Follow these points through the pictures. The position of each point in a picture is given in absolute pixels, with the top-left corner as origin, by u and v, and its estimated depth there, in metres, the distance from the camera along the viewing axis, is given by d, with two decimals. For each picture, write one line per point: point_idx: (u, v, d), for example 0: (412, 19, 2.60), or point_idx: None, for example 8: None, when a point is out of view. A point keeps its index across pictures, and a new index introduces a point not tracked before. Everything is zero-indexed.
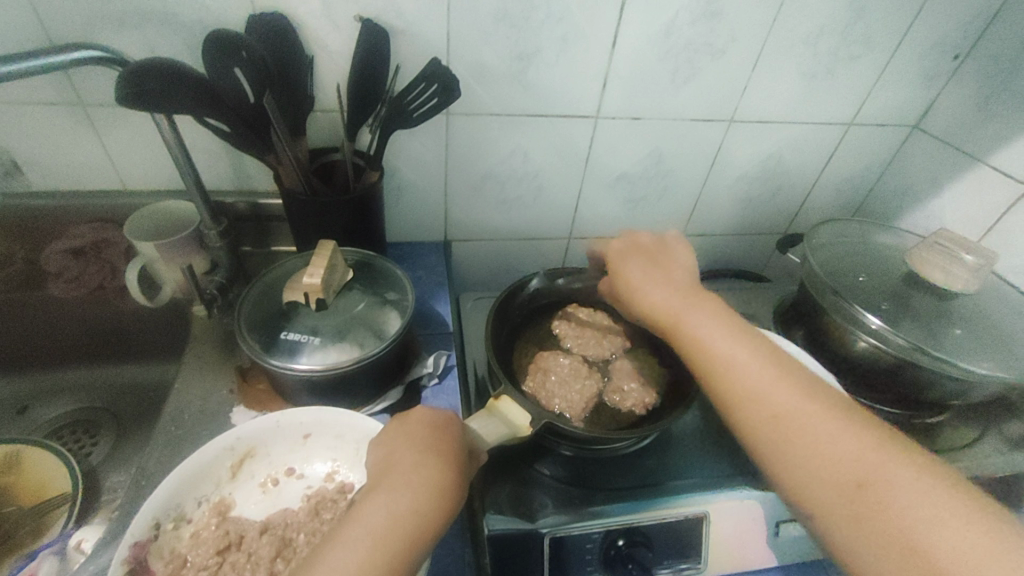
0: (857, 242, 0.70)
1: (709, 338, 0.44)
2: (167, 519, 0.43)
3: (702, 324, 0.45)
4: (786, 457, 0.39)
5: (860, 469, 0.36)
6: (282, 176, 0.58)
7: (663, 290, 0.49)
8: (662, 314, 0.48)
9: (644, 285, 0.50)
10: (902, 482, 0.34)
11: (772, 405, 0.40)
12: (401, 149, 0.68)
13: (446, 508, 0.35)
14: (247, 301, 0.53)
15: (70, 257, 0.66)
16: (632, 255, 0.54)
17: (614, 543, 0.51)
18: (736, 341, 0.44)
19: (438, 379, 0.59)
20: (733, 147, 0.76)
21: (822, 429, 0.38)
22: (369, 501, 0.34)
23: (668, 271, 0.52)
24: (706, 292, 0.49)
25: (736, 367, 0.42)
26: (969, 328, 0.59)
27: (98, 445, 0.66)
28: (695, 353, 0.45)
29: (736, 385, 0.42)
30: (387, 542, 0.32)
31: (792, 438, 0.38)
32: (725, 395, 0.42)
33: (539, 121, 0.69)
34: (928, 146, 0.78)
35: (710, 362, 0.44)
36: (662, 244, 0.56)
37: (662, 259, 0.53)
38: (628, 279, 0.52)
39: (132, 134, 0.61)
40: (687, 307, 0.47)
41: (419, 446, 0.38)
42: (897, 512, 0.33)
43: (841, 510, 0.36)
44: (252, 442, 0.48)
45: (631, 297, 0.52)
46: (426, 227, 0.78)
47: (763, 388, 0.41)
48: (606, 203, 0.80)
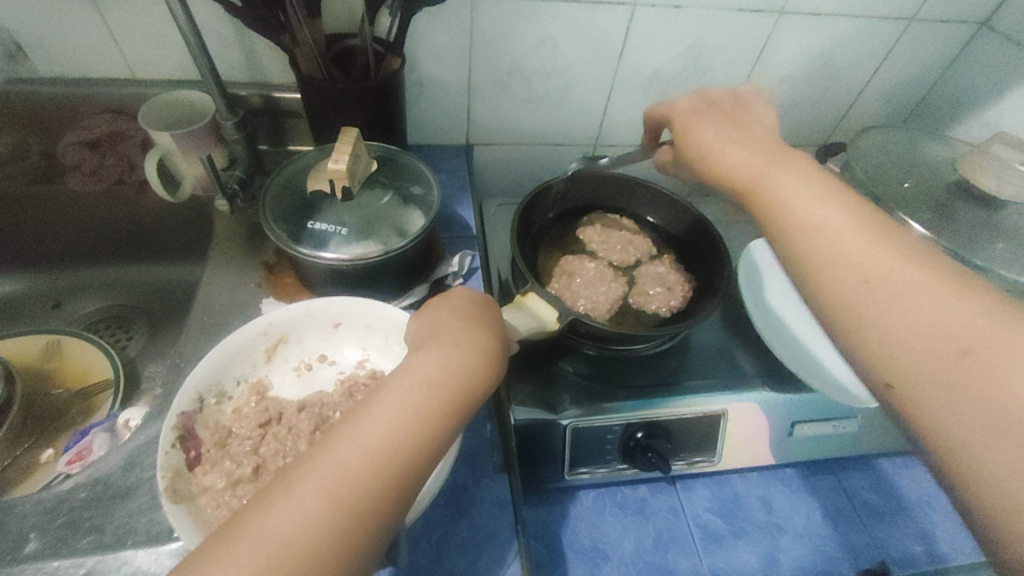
0: (903, 151, 0.66)
1: (797, 204, 0.42)
2: (209, 395, 0.45)
3: (791, 189, 0.43)
4: (867, 319, 0.36)
5: (961, 330, 0.33)
6: (299, 62, 0.55)
7: (745, 153, 0.47)
8: (743, 184, 0.46)
9: (721, 148, 0.49)
10: (1018, 345, 0.31)
11: (863, 267, 0.37)
12: (420, 38, 0.63)
13: (492, 369, 0.37)
14: (271, 192, 0.52)
15: (86, 150, 0.65)
16: (709, 120, 0.52)
17: (633, 435, 0.53)
18: (835, 209, 0.41)
19: (463, 279, 0.59)
20: (779, 44, 0.70)
21: (922, 289, 0.35)
22: (420, 356, 0.35)
23: (752, 139, 0.49)
24: (796, 156, 0.46)
25: (826, 234, 0.40)
26: (1015, 238, 0.57)
27: (134, 338, 0.69)
28: (780, 219, 0.43)
29: (819, 250, 0.40)
30: (441, 390, 0.34)
31: (882, 303, 0.36)
32: (809, 261, 0.40)
33: (571, 8, 0.63)
34: (996, 46, 0.71)
35: (794, 228, 0.41)
36: (739, 103, 0.54)
37: (738, 117, 0.52)
38: (701, 143, 0.50)
39: (136, 14, 0.57)
40: (772, 171, 0.45)
41: (463, 317, 0.39)
42: (999, 372, 0.30)
43: (931, 373, 0.33)
44: (284, 329, 0.49)
45: (705, 160, 0.50)
46: (447, 129, 0.75)
47: (857, 255, 0.38)
48: (637, 106, 0.76)
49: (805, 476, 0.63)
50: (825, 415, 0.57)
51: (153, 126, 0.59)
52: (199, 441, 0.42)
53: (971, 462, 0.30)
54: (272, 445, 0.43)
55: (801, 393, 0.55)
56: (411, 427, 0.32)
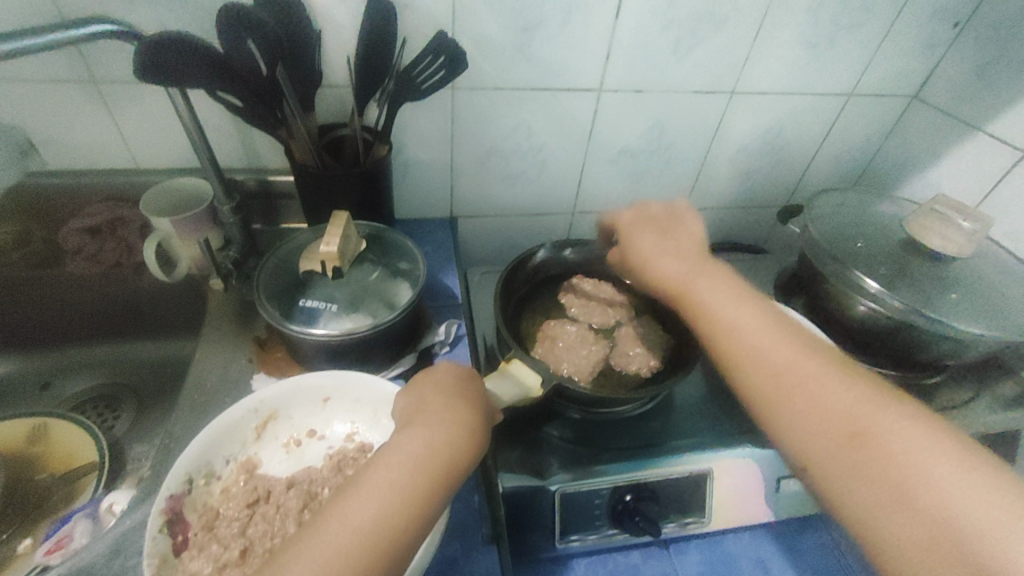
0: (857, 211, 0.72)
1: (718, 307, 0.47)
2: (198, 476, 0.45)
3: (710, 291, 0.48)
4: (782, 410, 0.41)
5: (855, 419, 0.37)
6: (294, 151, 0.59)
7: (675, 262, 0.52)
8: (671, 284, 0.51)
9: (656, 257, 0.53)
10: (894, 429, 0.36)
11: (772, 361, 0.42)
12: (407, 125, 0.69)
13: (475, 444, 0.38)
14: (265, 273, 0.55)
15: (88, 235, 0.67)
16: (647, 229, 0.57)
17: (621, 498, 0.54)
18: (748, 313, 0.46)
19: (450, 346, 0.61)
20: (734, 119, 0.77)
21: (819, 381, 0.40)
22: (405, 434, 0.37)
23: (677, 246, 0.54)
24: (715, 264, 0.51)
25: (743, 335, 0.44)
26: (964, 291, 0.61)
27: (121, 418, 0.68)
28: (705, 320, 0.47)
29: (740, 349, 0.44)
30: (426, 467, 0.35)
31: (792, 396, 0.40)
32: (731, 358, 0.44)
33: (543, 95, 0.69)
34: (928, 116, 0.78)
35: (717, 328, 0.46)
36: (674, 219, 0.58)
37: (675, 229, 0.56)
38: (640, 249, 0.55)
39: (144, 112, 0.62)
40: (695, 277, 0.50)
41: (448, 393, 0.40)
42: (888, 457, 0.35)
43: (836, 459, 0.37)
44: (274, 405, 0.50)
45: (642, 268, 0.54)
46: (433, 204, 0.79)
47: (768, 354, 0.43)
48: (609, 177, 0.81)
49: (796, 531, 0.63)
50: None
51: (154, 213, 0.63)
52: (186, 525, 0.42)
53: (878, 540, 0.34)
54: (260, 526, 0.43)
55: (782, 448, 0.57)
56: (398, 506, 0.33)
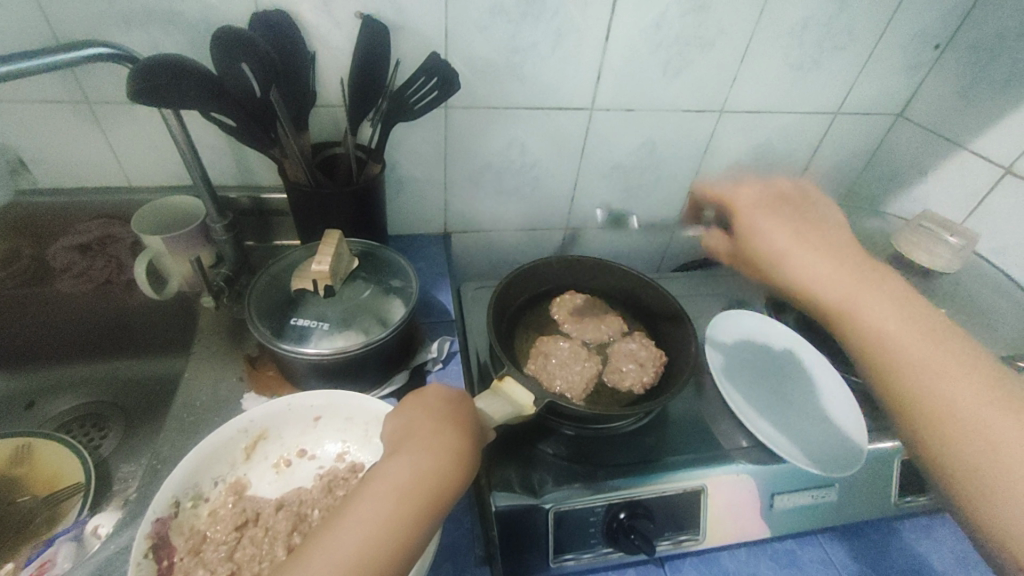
0: (846, 227, 0.73)
1: (888, 333, 0.42)
2: (185, 498, 0.44)
3: (895, 326, 0.42)
4: (1000, 489, 0.35)
5: None
6: (287, 169, 0.59)
7: (831, 268, 0.44)
8: (832, 302, 0.44)
9: (799, 255, 0.45)
10: None
11: (990, 430, 0.36)
12: (401, 143, 0.70)
13: (463, 470, 0.38)
14: (256, 291, 0.54)
15: (77, 253, 0.67)
16: (781, 215, 0.48)
17: (616, 515, 0.53)
18: (925, 341, 0.40)
19: (442, 364, 0.61)
20: (724, 136, 0.78)
21: None
22: (392, 461, 0.37)
23: (842, 255, 0.45)
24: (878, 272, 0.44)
25: (919, 366, 0.40)
26: (952, 306, 0.62)
27: (108, 437, 0.67)
28: (870, 345, 0.42)
29: (942, 406, 0.38)
30: (411, 496, 0.35)
31: (984, 445, 0.36)
32: (903, 394, 0.40)
33: (535, 114, 0.70)
34: (912, 134, 0.80)
35: (887, 358, 0.41)
36: (807, 197, 0.49)
37: (812, 217, 0.48)
38: (772, 247, 0.47)
39: (137, 131, 0.62)
40: (869, 299, 0.43)
41: (437, 417, 0.40)
42: None
43: None
44: (264, 425, 0.50)
45: (778, 269, 0.47)
46: (426, 220, 0.80)
47: (960, 400, 0.38)
48: (601, 194, 0.82)
49: (792, 548, 0.62)
50: (803, 485, 0.58)
51: (145, 231, 0.63)
52: (173, 549, 0.41)
53: None
54: (248, 549, 0.42)
55: (775, 463, 0.57)
56: (383, 536, 0.33)
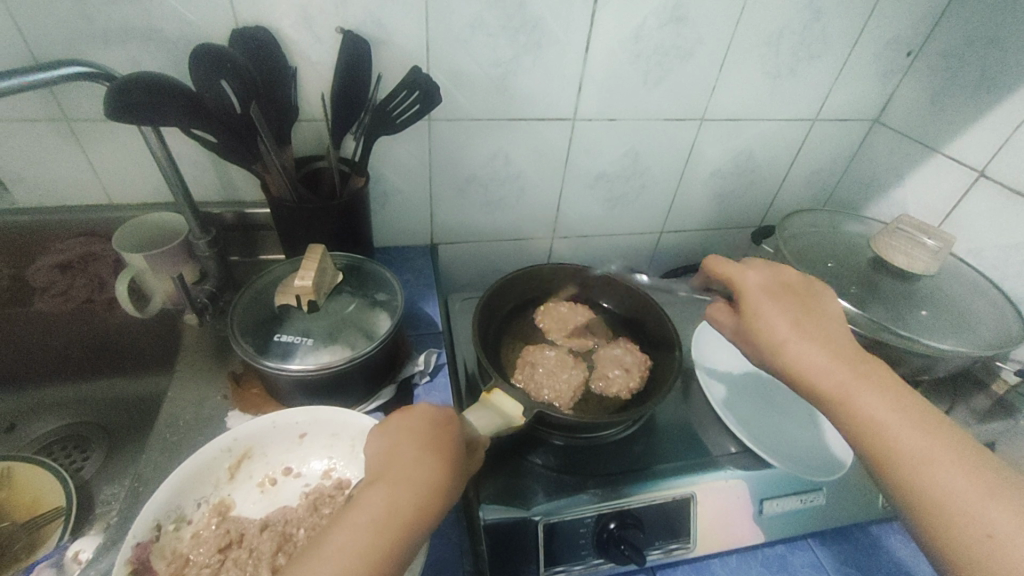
0: (826, 232, 0.74)
1: (894, 427, 0.38)
2: (167, 521, 0.43)
3: (887, 411, 0.39)
4: None
5: None
6: (269, 185, 0.59)
7: (824, 353, 0.43)
8: (824, 388, 0.42)
9: (798, 341, 0.44)
10: None
11: (986, 521, 0.34)
12: (385, 156, 0.70)
13: (438, 505, 0.37)
14: (240, 307, 0.54)
15: (58, 272, 0.66)
16: (783, 304, 0.47)
17: (606, 526, 0.53)
18: (928, 437, 0.38)
19: (430, 376, 0.61)
20: (705, 144, 0.79)
21: None
22: (370, 491, 0.37)
23: (830, 336, 0.44)
24: (875, 364, 0.42)
25: (930, 465, 0.37)
26: (932, 308, 0.63)
27: (90, 459, 0.66)
28: (872, 442, 0.39)
29: (938, 498, 0.36)
30: (386, 528, 0.35)
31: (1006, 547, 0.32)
32: (914, 497, 0.37)
33: (519, 125, 0.71)
34: (889, 138, 0.82)
35: (893, 455, 0.38)
36: (811, 289, 0.49)
37: (812, 307, 0.47)
38: (771, 332, 0.45)
39: (118, 148, 0.62)
40: (860, 383, 0.41)
41: (420, 442, 0.40)
42: None
43: None
44: (249, 444, 0.49)
45: (777, 354, 0.45)
46: (413, 232, 0.80)
47: (976, 506, 0.34)
48: (587, 202, 0.83)
49: (782, 554, 0.62)
50: (791, 489, 0.58)
51: (127, 249, 0.62)
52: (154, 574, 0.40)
53: None
54: (232, 571, 0.41)
55: (763, 467, 0.57)
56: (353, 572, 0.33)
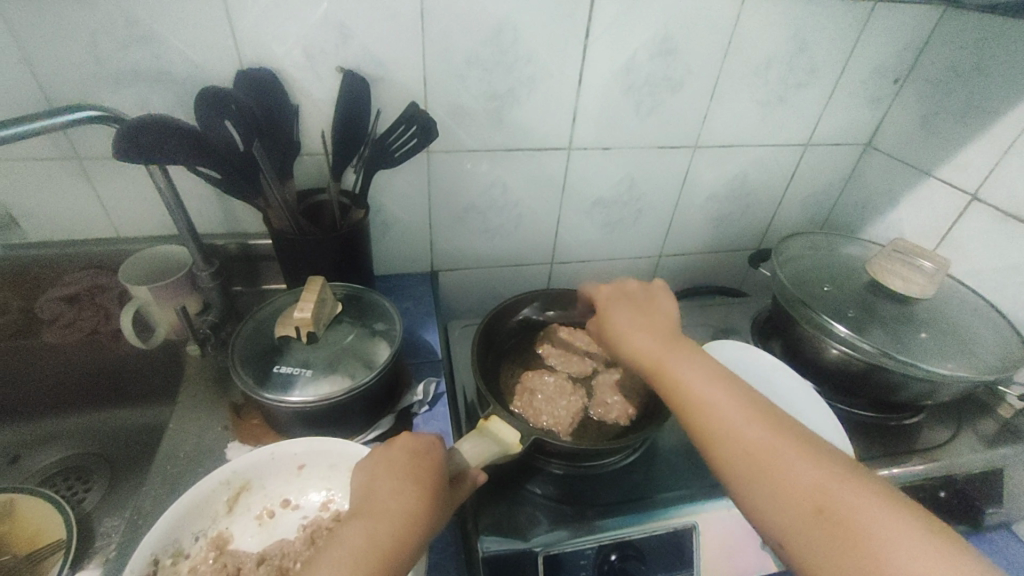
0: (823, 254, 0.75)
1: (686, 383, 0.47)
2: (165, 555, 0.43)
3: (688, 369, 0.48)
4: (758, 490, 0.40)
5: (826, 500, 0.38)
6: (272, 218, 0.61)
7: (646, 337, 0.52)
8: (647, 363, 0.51)
9: (633, 333, 0.53)
10: (867, 512, 0.36)
11: (745, 441, 0.42)
12: (386, 188, 0.72)
13: (416, 535, 0.38)
14: (240, 339, 0.55)
15: (65, 304, 0.68)
16: (624, 306, 0.58)
17: (607, 557, 0.52)
18: (711, 384, 0.47)
19: (429, 405, 0.61)
20: (700, 169, 0.81)
21: (794, 463, 0.40)
22: (350, 526, 0.37)
23: (654, 322, 0.54)
24: (685, 340, 0.52)
25: (718, 409, 0.45)
26: (931, 330, 0.63)
27: (92, 491, 0.66)
28: (677, 397, 0.47)
29: (717, 429, 0.44)
30: (362, 561, 0.35)
31: (759, 456, 0.41)
32: (707, 437, 0.44)
33: (515, 154, 0.73)
34: (882, 161, 0.83)
35: (692, 404, 0.46)
36: (649, 292, 0.59)
37: (648, 306, 0.57)
38: (614, 327, 0.55)
39: (126, 184, 0.64)
40: (668, 354, 0.50)
41: (399, 474, 0.40)
42: (860, 540, 0.35)
43: (814, 545, 0.37)
44: (248, 475, 0.50)
45: (620, 344, 0.54)
46: (413, 260, 0.81)
47: (738, 428, 0.43)
48: (584, 228, 0.84)
49: None
50: None
51: (131, 280, 0.64)
52: None
53: None
54: None
55: None
56: None
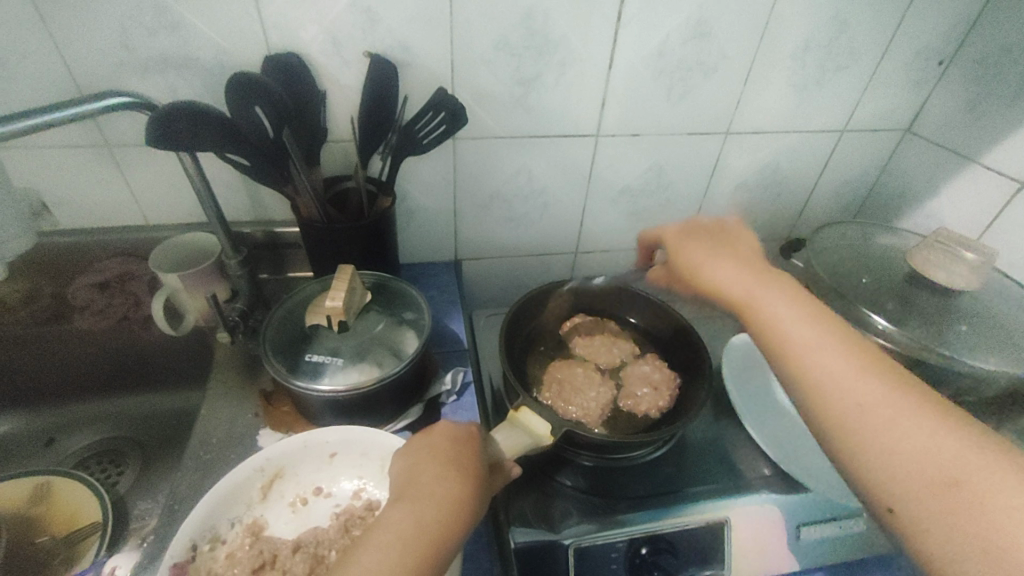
0: (859, 244, 0.72)
1: (787, 321, 0.45)
2: (203, 541, 0.44)
3: (782, 308, 0.46)
4: (867, 445, 0.39)
5: (950, 467, 0.36)
6: (300, 206, 0.60)
7: (733, 271, 0.51)
8: (735, 298, 0.49)
9: (713, 267, 0.52)
10: (999, 483, 0.34)
11: (857, 393, 0.40)
12: (411, 175, 0.71)
13: (463, 520, 0.38)
14: (271, 327, 0.55)
15: (97, 291, 0.69)
16: (701, 242, 0.56)
17: (638, 551, 0.51)
18: (815, 326, 0.44)
19: (457, 395, 0.61)
20: (731, 156, 0.78)
21: (908, 423, 0.38)
22: (396, 511, 0.37)
23: (740, 258, 0.53)
24: (778, 274, 0.49)
25: (816, 353, 0.43)
26: (974, 323, 0.61)
27: (125, 474, 0.67)
28: (781, 343, 0.45)
29: (819, 378, 0.42)
30: (411, 546, 0.35)
31: (853, 407, 0.40)
32: (810, 382, 0.42)
33: (542, 141, 0.71)
34: (921, 148, 0.80)
35: (793, 348, 0.44)
36: (725, 231, 0.57)
37: (731, 244, 0.55)
38: (688, 261, 0.54)
39: (154, 172, 0.64)
40: (758, 291, 0.48)
41: (440, 459, 0.40)
42: (981, 504, 0.34)
43: (925, 503, 0.36)
44: (280, 463, 0.50)
45: (697, 278, 0.53)
46: (437, 248, 0.80)
47: (844, 380, 0.41)
48: (610, 217, 0.82)
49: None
50: (830, 512, 0.56)
51: (162, 269, 0.64)
52: None
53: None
54: None
55: (800, 491, 0.56)
56: None
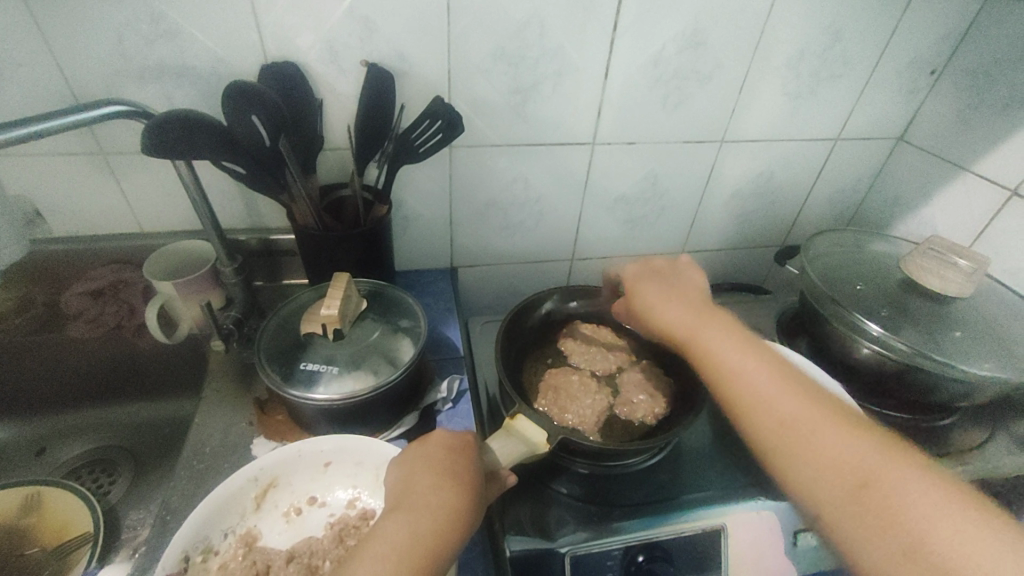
0: (853, 251, 0.73)
1: (720, 351, 0.48)
2: (195, 552, 0.43)
3: (714, 337, 0.49)
4: (792, 461, 0.41)
5: (863, 473, 0.38)
6: (295, 214, 0.60)
7: (678, 308, 0.54)
8: (675, 332, 0.52)
9: (658, 303, 0.55)
10: (907, 484, 0.36)
11: (781, 413, 0.43)
12: (407, 183, 0.71)
13: (459, 529, 0.38)
14: (266, 335, 0.55)
15: (89, 299, 0.67)
16: (648, 278, 0.59)
17: (634, 558, 0.51)
18: (745, 355, 0.47)
19: (452, 403, 0.60)
20: (726, 163, 0.79)
21: (823, 437, 0.41)
22: (391, 521, 0.37)
23: (682, 292, 0.56)
24: (716, 308, 0.53)
25: (750, 381, 0.45)
26: (967, 330, 0.61)
27: (117, 483, 0.67)
28: (712, 371, 0.48)
29: (749, 401, 0.44)
30: (407, 556, 0.35)
31: (779, 427, 0.42)
32: (741, 406, 0.45)
33: (538, 149, 0.71)
34: (913, 156, 0.81)
35: (724, 376, 0.47)
36: (675, 269, 0.61)
37: (675, 277, 0.59)
38: (641, 296, 0.57)
39: (149, 179, 0.64)
40: (699, 325, 0.51)
41: (436, 469, 0.40)
42: (897, 508, 0.36)
43: (848, 511, 0.37)
44: (275, 472, 0.50)
45: (644, 313, 0.56)
46: (434, 256, 0.80)
47: (768, 402, 0.44)
48: (606, 224, 0.83)
49: None
50: None
51: (156, 276, 0.63)
52: None
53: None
54: None
55: (798, 499, 0.55)
56: None
